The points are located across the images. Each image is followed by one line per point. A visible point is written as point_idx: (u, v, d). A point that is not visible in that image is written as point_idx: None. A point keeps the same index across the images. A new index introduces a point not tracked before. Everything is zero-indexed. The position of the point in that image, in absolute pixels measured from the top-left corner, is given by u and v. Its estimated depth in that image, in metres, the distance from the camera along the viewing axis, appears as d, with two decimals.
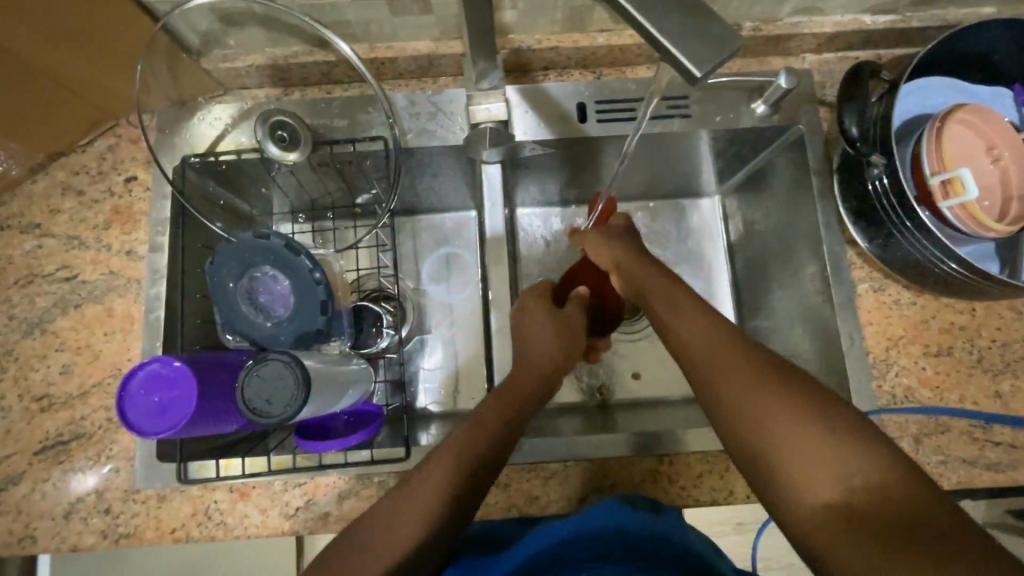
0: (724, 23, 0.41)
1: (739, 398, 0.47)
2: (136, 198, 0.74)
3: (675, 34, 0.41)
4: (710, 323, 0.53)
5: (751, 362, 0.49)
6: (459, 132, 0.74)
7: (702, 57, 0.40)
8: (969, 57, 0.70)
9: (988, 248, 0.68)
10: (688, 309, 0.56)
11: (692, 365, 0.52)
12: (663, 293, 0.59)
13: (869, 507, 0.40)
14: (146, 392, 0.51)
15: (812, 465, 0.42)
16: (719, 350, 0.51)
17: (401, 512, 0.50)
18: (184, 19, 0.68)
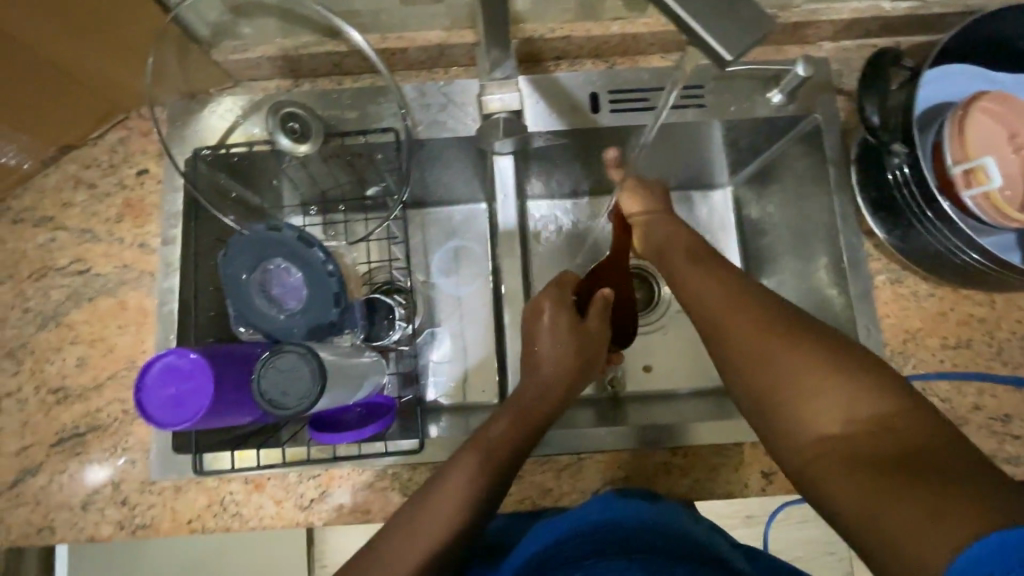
0: (754, 5, 0.40)
1: (753, 347, 0.52)
2: (148, 191, 0.74)
3: (705, 16, 0.40)
4: (727, 282, 0.58)
5: (764, 314, 0.53)
6: (471, 123, 0.73)
7: (732, 41, 0.40)
8: (992, 44, 0.68)
9: (1010, 238, 0.67)
10: (707, 273, 0.60)
11: (707, 320, 0.57)
12: (684, 261, 0.63)
13: (870, 436, 0.43)
14: (162, 384, 0.51)
15: (818, 400, 0.47)
16: (732, 308, 0.55)
17: (412, 532, 0.52)
18: (195, 10, 0.67)
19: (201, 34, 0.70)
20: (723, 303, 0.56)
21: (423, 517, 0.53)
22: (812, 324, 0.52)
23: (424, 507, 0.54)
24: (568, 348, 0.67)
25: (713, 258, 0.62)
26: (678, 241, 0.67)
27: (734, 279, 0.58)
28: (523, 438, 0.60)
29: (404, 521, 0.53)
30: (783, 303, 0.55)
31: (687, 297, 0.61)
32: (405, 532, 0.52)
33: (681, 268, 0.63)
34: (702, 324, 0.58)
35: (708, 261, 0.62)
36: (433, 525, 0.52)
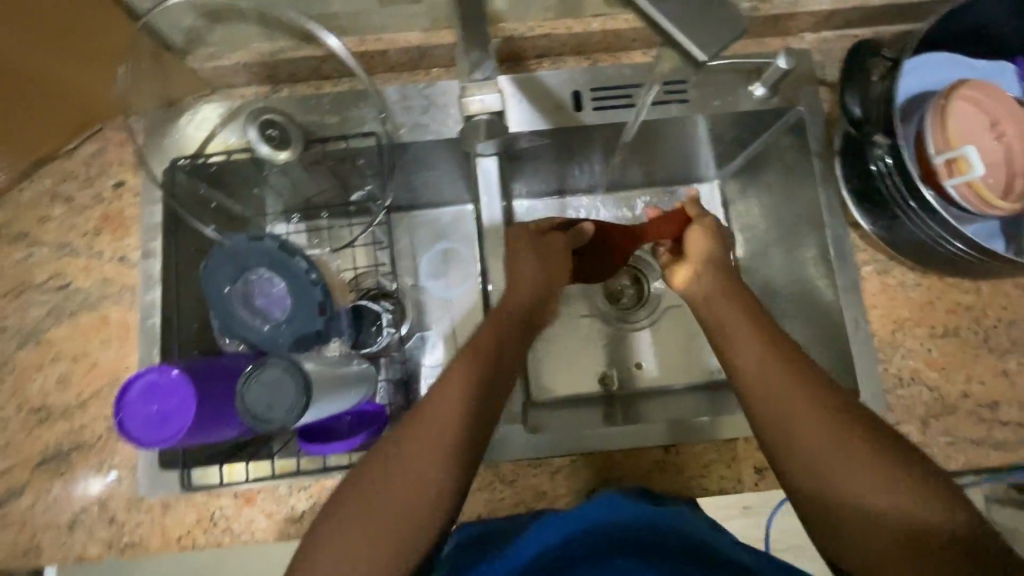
0: (727, 8, 0.43)
1: (822, 447, 0.49)
2: (127, 203, 0.73)
3: (682, 19, 0.42)
4: (787, 363, 0.53)
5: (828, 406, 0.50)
6: (453, 124, 0.72)
7: (706, 43, 0.42)
8: (972, 31, 0.68)
9: (993, 226, 0.67)
10: (764, 347, 0.54)
11: (768, 410, 0.52)
12: (733, 325, 0.57)
13: (919, 531, 0.45)
14: (145, 402, 0.50)
15: (870, 492, 0.47)
16: (781, 383, 0.52)
17: (394, 492, 0.50)
18: (167, 19, 0.65)
19: (174, 41, 0.68)
20: (786, 391, 0.51)
21: (406, 472, 0.51)
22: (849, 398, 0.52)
23: (404, 460, 0.51)
24: (543, 268, 0.67)
25: (759, 319, 0.57)
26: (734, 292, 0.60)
27: (775, 344, 0.55)
28: (489, 372, 0.57)
29: (382, 475, 0.51)
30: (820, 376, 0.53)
31: (737, 372, 0.54)
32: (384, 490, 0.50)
33: (728, 333, 0.57)
34: (757, 409, 0.52)
35: (756, 325, 0.56)
36: (417, 471, 0.51)
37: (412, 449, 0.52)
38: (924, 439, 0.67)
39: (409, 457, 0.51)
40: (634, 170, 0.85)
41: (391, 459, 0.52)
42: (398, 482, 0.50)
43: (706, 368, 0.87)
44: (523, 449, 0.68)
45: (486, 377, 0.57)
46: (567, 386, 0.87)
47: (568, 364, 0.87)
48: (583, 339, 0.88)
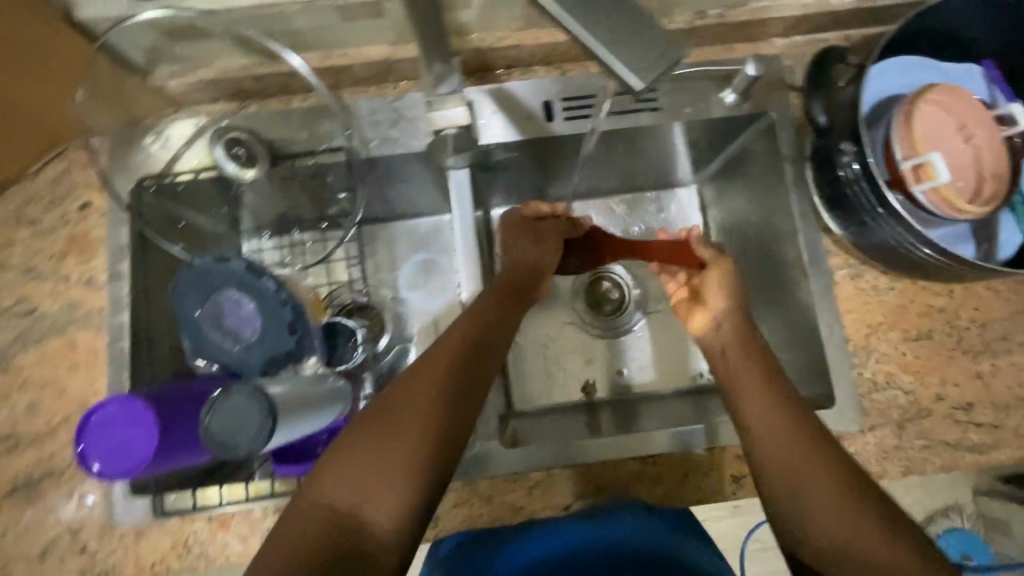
0: (661, 32, 0.41)
1: (828, 515, 0.49)
2: (93, 224, 0.71)
3: (613, 43, 0.40)
4: (798, 424, 0.54)
5: (835, 471, 0.51)
6: (421, 138, 0.72)
7: (641, 67, 0.40)
8: (938, 34, 0.68)
9: (963, 229, 0.68)
10: (775, 405, 0.55)
11: (776, 468, 0.52)
12: (746, 380, 0.57)
13: None
14: (104, 434, 0.49)
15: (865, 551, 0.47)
16: (784, 438, 0.53)
17: (394, 439, 0.51)
18: (126, 37, 0.63)
19: (135, 60, 0.67)
20: (795, 452, 0.52)
21: (406, 421, 0.52)
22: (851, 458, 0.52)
23: (402, 411, 0.52)
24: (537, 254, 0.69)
25: (771, 372, 0.58)
26: (751, 343, 0.60)
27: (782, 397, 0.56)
28: (479, 340, 0.60)
29: (383, 424, 0.52)
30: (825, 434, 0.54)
31: (746, 426, 0.55)
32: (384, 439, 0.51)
33: (740, 386, 0.57)
34: (764, 465, 0.53)
35: (768, 380, 0.57)
36: (423, 401, 0.53)
37: (410, 400, 0.53)
38: (899, 443, 0.67)
39: (408, 409, 0.53)
40: (611, 176, 0.84)
41: (389, 409, 0.52)
42: (399, 431, 0.51)
43: (688, 373, 0.86)
44: (500, 463, 0.67)
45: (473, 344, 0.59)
46: (552, 395, 0.86)
47: (552, 372, 0.87)
48: (566, 347, 0.88)
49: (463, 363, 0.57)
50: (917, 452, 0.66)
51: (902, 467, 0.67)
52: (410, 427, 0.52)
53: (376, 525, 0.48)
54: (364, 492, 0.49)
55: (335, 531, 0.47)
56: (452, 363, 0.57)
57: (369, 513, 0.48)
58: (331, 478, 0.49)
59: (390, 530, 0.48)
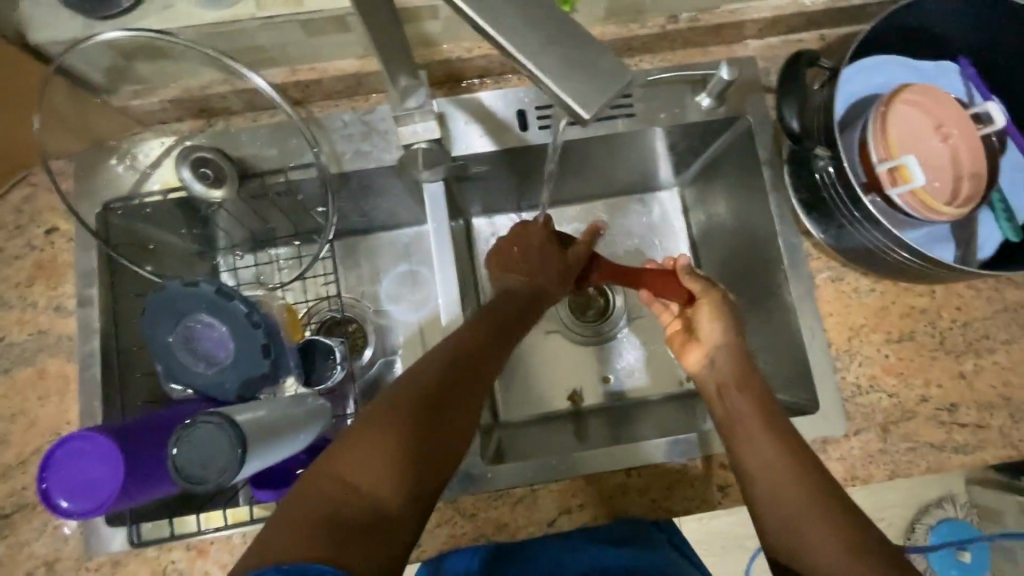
0: (611, 55, 0.34)
1: (831, 554, 0.47)
2: (60, 249, 0.70)
3: (553, 69, 0.34)
4: (794, 463, 0.53)
5: (831, 509, 0.49)
6: (392, 151, 0.71)
7: (588, 95, 0.33)
8: (911, 33, 0.67)
9: (943, 229, 0.67)
10: (770, 444, 0.55)
11: (773, 510, 0.51)
12: (743, 419, 0.58)
13: None
14: (70, 470, 0.48)
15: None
16: (773, 464, 0.53)
17: (408, 421, 0.49)
18: (82, 58, 0.62)
19: (94, 80, 0.65)
20: (789, 492, 0.51)
21: (410, 405, 0.50)
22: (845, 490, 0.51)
23: (417, 395, 0.51)
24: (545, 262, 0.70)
25: (768, 413, 0.58)
26: (747, 381, 0.61)
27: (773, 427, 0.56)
28: (490, 338, 0.60)
29: (398, 406, 0.50)
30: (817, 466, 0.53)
31: (743, 464, 0.55)
32: (400, 419, 0.49)
33: (738, 426, 0.58)
34: (762, 505, 0.52)
35: (764, 420, 0.57)
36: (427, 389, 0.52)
37: (425, 386, 0.52)
38: (885, 446, 0.67)
39: (422, 393, 0.52)
40: (590, 181, 0.83)
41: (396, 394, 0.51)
42: (415, 413, 0.50)
43: (674, 377, 0.85)
44: (484, 481, 0.66)
45: (486, 342, 0.59)
46: (538, 405, 0.84)
47: (538, 381, 0.85)
48: (551, 355, 0.86)
49: (475, 357, 0.57)
50: (902, 455, 0.66)
51: (888, 471, 0.67)
52: (423, 408, 0.51)
53: (385, 508, 0.45)
54: (377, 467, 0.46)
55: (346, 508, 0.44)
56: (461, 355, 0.56)
57: (380, 493, 0.45)
58: (344, 456, 0.46)
59: (399, 514, 0.45)
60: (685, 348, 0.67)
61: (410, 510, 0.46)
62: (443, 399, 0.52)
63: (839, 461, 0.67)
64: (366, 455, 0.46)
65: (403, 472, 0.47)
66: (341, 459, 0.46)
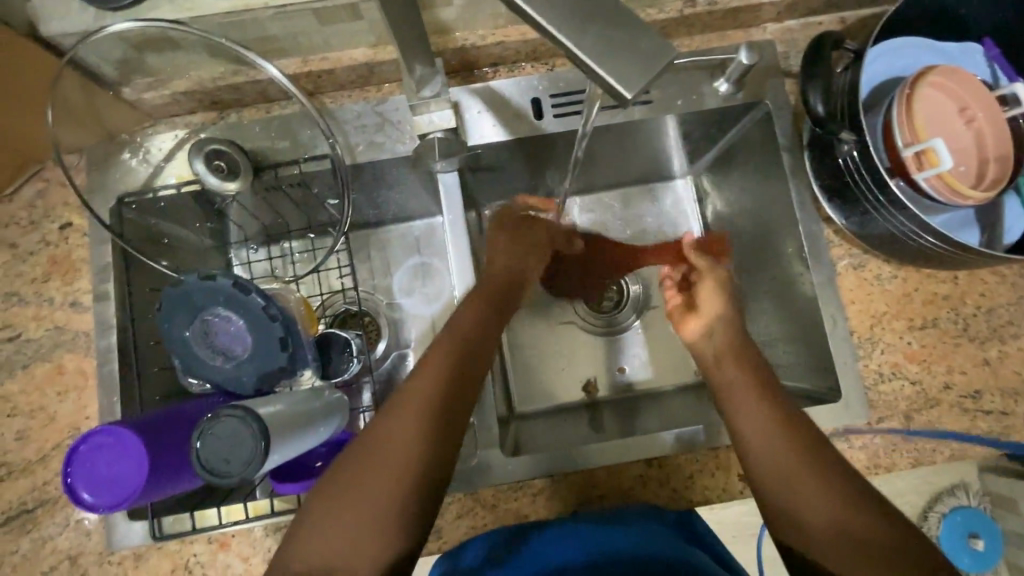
0: (653, 33, 0.33)
1: (829, 520, 0.47)
2: (74, 245, 0.70)
3: (592, 48, 0.33)
4: (788, 424, 0.54)
5: (798, 429, 0.54)
6: (409, 141, 0.70)
7: (633, 74, 0.33)
8: (936, 13, 0.66)
9: (966, 214, 0.66)
10: (752, 384, 0.58)
11: (748, 424, 0.55)
12: (733, 380, 0.60)
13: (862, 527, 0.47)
14: (92, 463, 0.48)
15: (810, 486, 0.49)
16: (752, 390, 0.58)
17: (408, 427, 0.51)
18: (94, 50, 0.61)
19: (104, 73, 0.64)
20: (783, 452, 0.52)
21: (408, 412, 0.52)
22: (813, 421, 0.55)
23: (415, 399, 0.53)
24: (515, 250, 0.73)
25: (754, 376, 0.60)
26: (743, 358, 0.62)
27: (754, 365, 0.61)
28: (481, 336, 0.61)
29: (394, 413, 0.52)
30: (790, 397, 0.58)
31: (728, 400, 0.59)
32: (398, 423, 0.51)
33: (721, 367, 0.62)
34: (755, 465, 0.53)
35: (764, 398, 0.57)
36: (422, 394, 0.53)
37: (426, 388, 0.54)
38: (908, 434, 0.66)
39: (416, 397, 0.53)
40: (603, 171, 0.82)
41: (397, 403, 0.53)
42: (408, 418, 0.52)
43: (689, 366, 0.84)
44: (501, 473, 0.66)
45: (477, 334, 0.61)
46: (553, 397, 0.84)
47: (556, 371, 0.84)
48: (565, 345, 0.86)
49: (471, 361, 0.58)
50: (926, 444, 0.66)
51: (911, 459, 0.66)
52: (424, 412, 0.52)
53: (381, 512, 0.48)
54: (375, 471, 0.49)
55: (346, 512, 0.48)
56: (463, 355, 0.58)
57: (379, 502, 0.48)
58: (351, 459, 0.50)
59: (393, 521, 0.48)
60: (682, 318, 0.71)
61: (405, 510, 0.49)
62: (445, 400, 0.54)
63: (862, 449, 0.66)
64: (367, 467, 0.49)
65: (395, 477, 0.49)
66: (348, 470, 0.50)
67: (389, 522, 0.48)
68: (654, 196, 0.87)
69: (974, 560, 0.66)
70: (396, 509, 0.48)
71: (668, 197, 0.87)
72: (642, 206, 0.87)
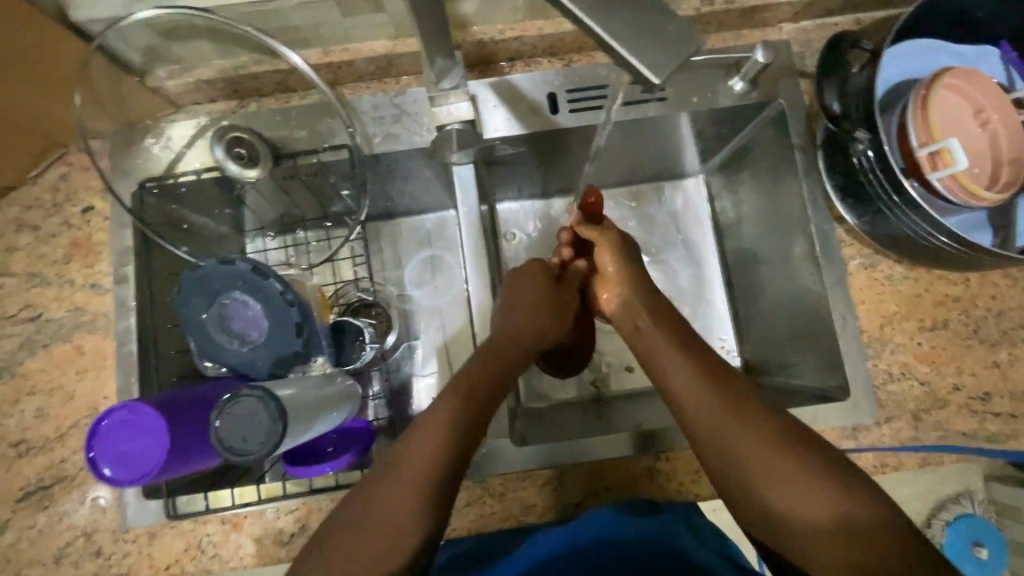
0: (680, 19, 0.35)
1: (805, 517, 0.46)
2: (95, 228, 0.71)
3: (620, 34, 0.34)
4: (737, 415, 0.51)
5: (750, 418, 0.51)
6: (426, 133, 0.71)
7: (660, 61, 0.34)
8: (952, 15, 0.66)
9: (979, 217, 0.67)
10: (693, 374, 0.56)
11: (697, 422, 0.53)
12: (672, 373, 0.57)
13: (841, 519, 0.45)
14: (114, 439, 0.49)
15: (781, 482, 0.47)
16: (694, 382, 0.55)
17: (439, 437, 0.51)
18: (121, 37, 0.62)
19: (130, 60, 0.66)
20: (740, 450, 0.49)
21: (431, 423, 0.52)
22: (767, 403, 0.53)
23: (448, 408, 0.54)
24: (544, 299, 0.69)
25: (692, 363, 0.57)
26: (682, 345, 0.60)
27: (692, 353, 0.58)
28: (511, 359, 0.63)
29: (420, 425, 0.53)
30: (737, 379, 0.55)
31: (672, 395, 0.56)
32: (427, 430, 0.52)
33: (660, 357, 0.59)
34: (716, 469, 0.51)
35: (710, 389, 0.54)
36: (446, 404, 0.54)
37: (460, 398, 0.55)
38: (916, 434, 0.67)
39: (439, 410, 0.54)
40: (614, 168, 0.83)
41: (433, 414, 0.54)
42: (433, 427, 0.52)
43: None
44: (509, 462, 0.67)
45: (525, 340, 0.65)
46: (561, 390, 0.84)
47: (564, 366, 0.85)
48: None
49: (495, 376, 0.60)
50: (934, 443, 0.66)
51: (919, 459, 0.66)
52: (450, 423, 0.53)
53: (393, 517, 0.47)
54: (393, 477, 0.49)
55: (363, 516, 0.47)
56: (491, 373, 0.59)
57: (393, 510, 0.47)
58: (386, 466, 0.50)
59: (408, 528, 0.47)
60: (602, 291, 0.72)
61: (424, 519, 0.48)
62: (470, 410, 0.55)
63: (871, 448, 0.66)
64: (388, 474, 0.49)
65: (417, 486, 0.49)
66: (375, 481, 0.49)
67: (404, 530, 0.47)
68: (667, 196, 0.87)
69: (976, 568, 0.67)
70: (415, 517, 0.48)
71: (680, 196, 0.87)
72: (654, 205, 0.87)
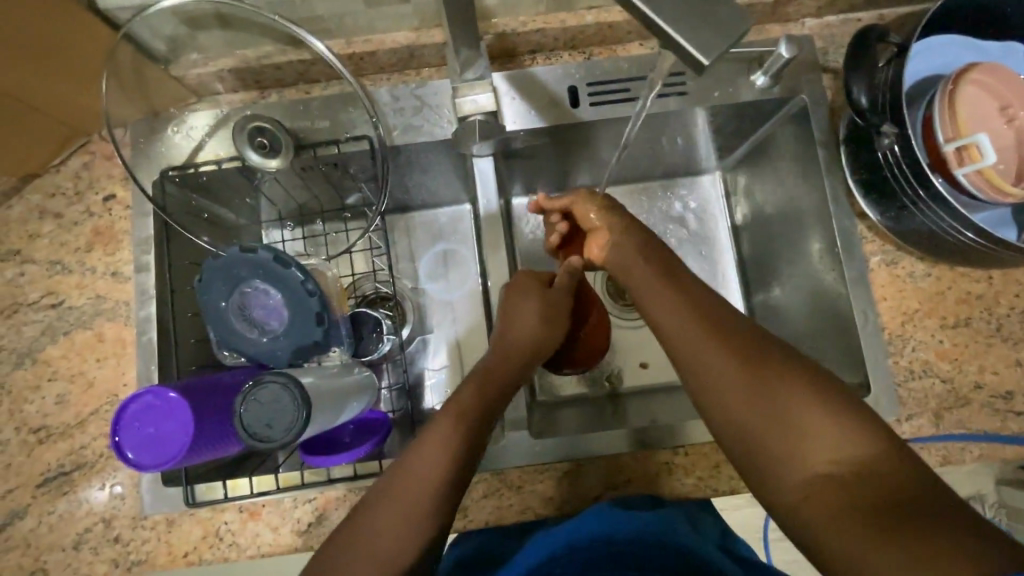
0: (731, 3, 0.37)
1: (814, 478, 0.42)
2: (117, 216, 0.71)
3: (672, 16, 0.37)
4: (741, 371, 0.48)
5: (754, 373, 0.47)
6: (447, 125, 0.71)
7: (710, 43, 0.36)
8: (979, 11, 0.66)
9: (1003, 214, 0.66)
10: (692, 324, 0.51)
11: (700, 380, 0.49)
12: (669, 323, 0.53)
13: (855, 479, 0.41)
14: (140, 424, 0.49)
15: (787, 443, 0.44)
16: (693, 334, 0.51)
17: (443, 443, 0.51)
18: (148, 25, 0.62)
19: (156, 49, 0.66)
20: (743, 409, 0.47)
21: (435, 428, 0.52)
22: (776, 353, 0.48)
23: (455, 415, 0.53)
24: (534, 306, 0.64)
25: (692, 311, 0.52)
26: (680, 292, 0.55)
27: (693, 301, 0.54)
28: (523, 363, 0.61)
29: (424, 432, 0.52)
30: (744, 328, 0.51)
31: (673, 350, 0.52)
32: (432, 438, 0.51)
33: (656, 307, 0.55)
34: (721, 429, 0.48)
35: (712, 341, 0.50)
36: (452, 408, 0.54)
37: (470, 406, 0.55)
38: (937, 432, 0.66)
39: (446, 415, 0.53)
40: (631, 163, 0.82)
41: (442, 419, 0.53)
42: (438, 433, 0.51)
43: None
44: (526, 455, 0.67)
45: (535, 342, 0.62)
46: (575, 386, 0.84)
47: None
48: None
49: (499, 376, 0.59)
50: (955, 442, 0.65)
51: (939, 458, 0.66)
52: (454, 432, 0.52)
53: (390, 524, 0.47)
54: (397, 486, 0.48)
55: (362, 525, 0.47)
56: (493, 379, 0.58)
57: (389, 515, 0.47)
58: (390, 473, 0.50)
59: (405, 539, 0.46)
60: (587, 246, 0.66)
61: (422, 530, 0.47)
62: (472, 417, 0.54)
63: None
64: (390, 480, 0.49)
65: (418, 497, 0.48)
66: (378, 491, 0.49)
67: (400, 540, 0.46)
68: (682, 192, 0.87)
69: None
70: (415, 527, 0.47)
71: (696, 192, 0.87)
72: (669, 201, 0.87)
